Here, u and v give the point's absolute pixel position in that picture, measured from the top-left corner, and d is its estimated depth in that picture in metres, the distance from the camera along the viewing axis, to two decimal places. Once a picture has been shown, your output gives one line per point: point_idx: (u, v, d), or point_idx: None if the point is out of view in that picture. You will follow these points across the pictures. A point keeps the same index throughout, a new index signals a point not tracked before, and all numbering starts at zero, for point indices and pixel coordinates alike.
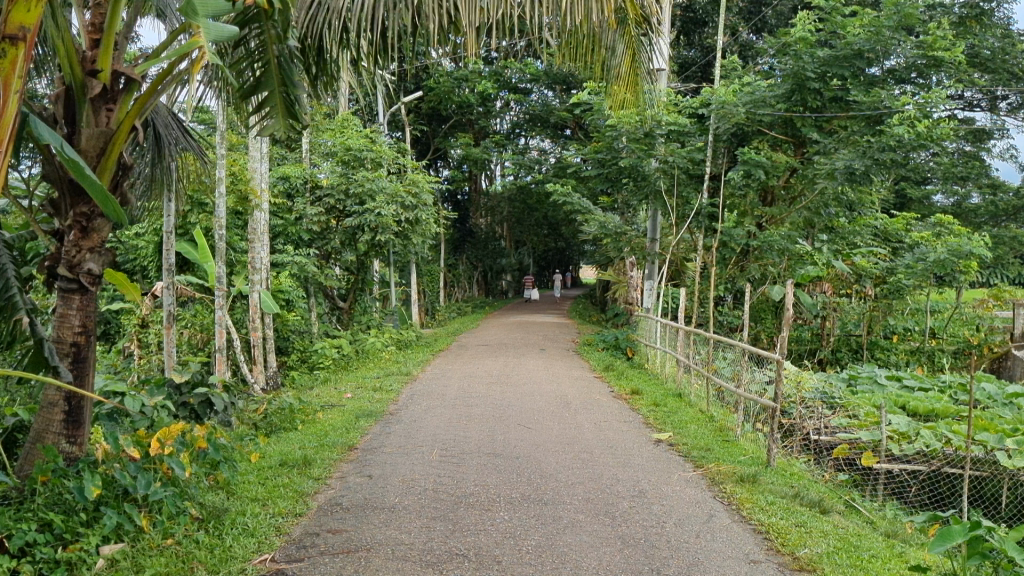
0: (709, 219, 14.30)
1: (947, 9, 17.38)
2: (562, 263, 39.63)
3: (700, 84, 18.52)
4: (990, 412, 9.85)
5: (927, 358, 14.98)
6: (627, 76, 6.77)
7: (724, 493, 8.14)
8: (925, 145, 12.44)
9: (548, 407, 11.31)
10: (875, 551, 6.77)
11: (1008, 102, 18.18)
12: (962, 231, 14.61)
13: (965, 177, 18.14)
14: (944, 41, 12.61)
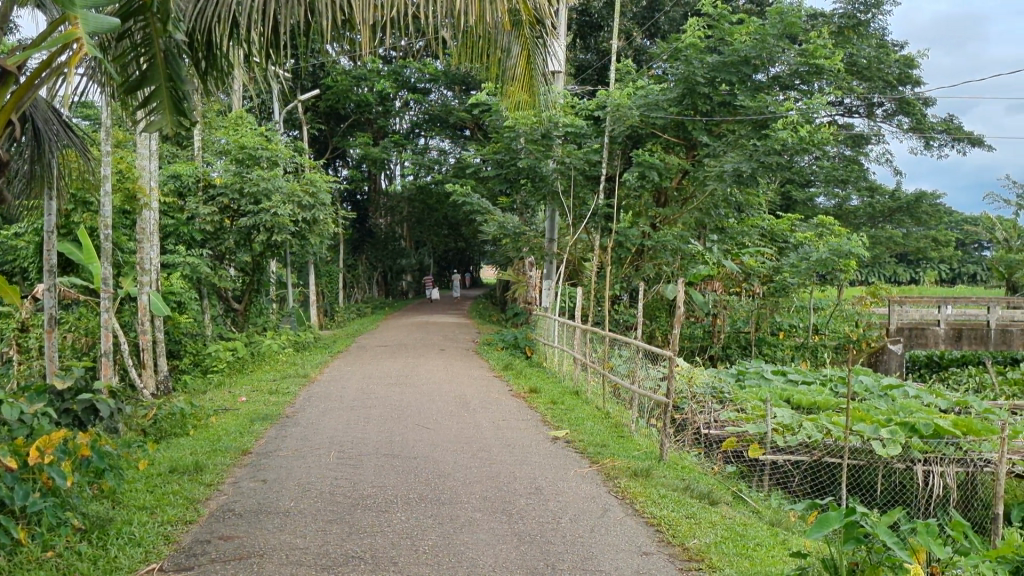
0: (605, 220, 14.57)
1: (827, 18, 18.19)
2: (462, 262, 39.74)
3: (596, 86, 18.85)
4: (867, 403, 10.36)
5: (810, 353, 15.62)
6: (522, 78, 6.91)
7: (618, 487, 8.33)
8: (808, 150, 13.01)
9: (447, 407, 11.32)
10: (759, 539, 7.04)
11: (884, 109, 19.15)
12: (842, 232, 15.32)
13: (845, 180, 19.00)
14: (824, 50, 13.30)
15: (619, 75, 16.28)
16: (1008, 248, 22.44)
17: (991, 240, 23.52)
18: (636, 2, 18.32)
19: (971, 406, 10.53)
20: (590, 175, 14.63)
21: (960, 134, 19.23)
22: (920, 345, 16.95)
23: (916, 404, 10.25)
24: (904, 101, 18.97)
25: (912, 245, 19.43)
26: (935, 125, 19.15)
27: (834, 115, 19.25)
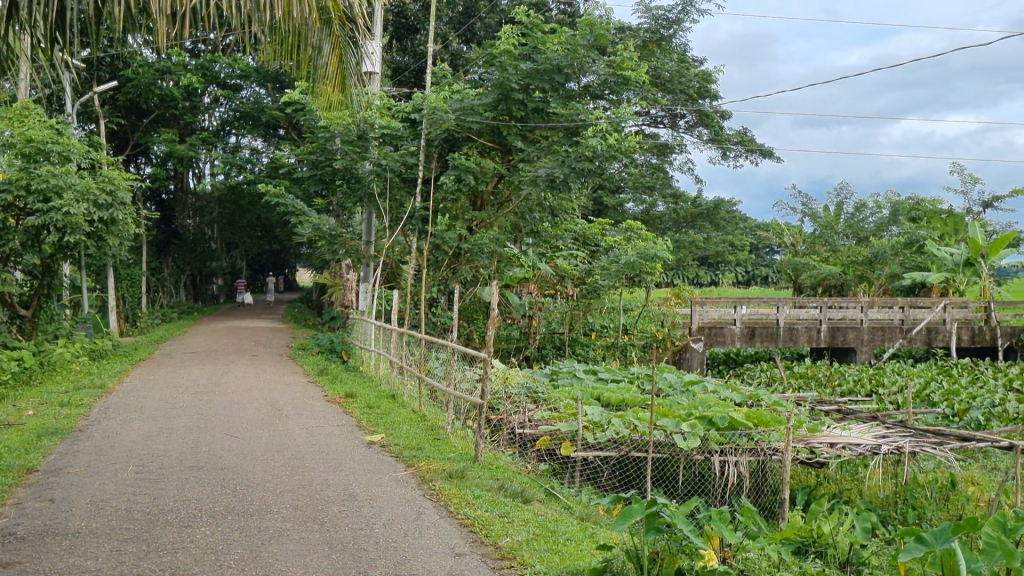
0: (422, 222, 14.55)
1: (633, 32, 19.02)
2: (277, 266, 38.54)
3: (412, 89, 18.82)
4: (670, 399, 10.89)
5: (620, 353, 16.25)
6: (333, 75, 7.16)
7: (433, 489, 8.32)
8: (616, 157, 13.58)
9: (258, 414, 10.92)
10: (570, 534, 7.25)
11: (686, 120, 20.28)
12: (648, 236, 16.08)
13: (651, 187, 19.91)
14: (630, 62, 13.94)
15: (435, 79, 16.32)
16: (795, 253, 24.28)
17: (780, 245, 25.37)
18: (452, 7, 18.44)
19: (762, 399, 11.30)
20: (407, 178, 14.58)
21: (753, 146, 20.62)
22: (719, 343, 18.10)
23: (714, 398, 10.89)
24: (703, 113, 20.15)
25: (711, 249, 20.63)
26: (731, 137, 20.45)
27: (641, 124, 20.15)
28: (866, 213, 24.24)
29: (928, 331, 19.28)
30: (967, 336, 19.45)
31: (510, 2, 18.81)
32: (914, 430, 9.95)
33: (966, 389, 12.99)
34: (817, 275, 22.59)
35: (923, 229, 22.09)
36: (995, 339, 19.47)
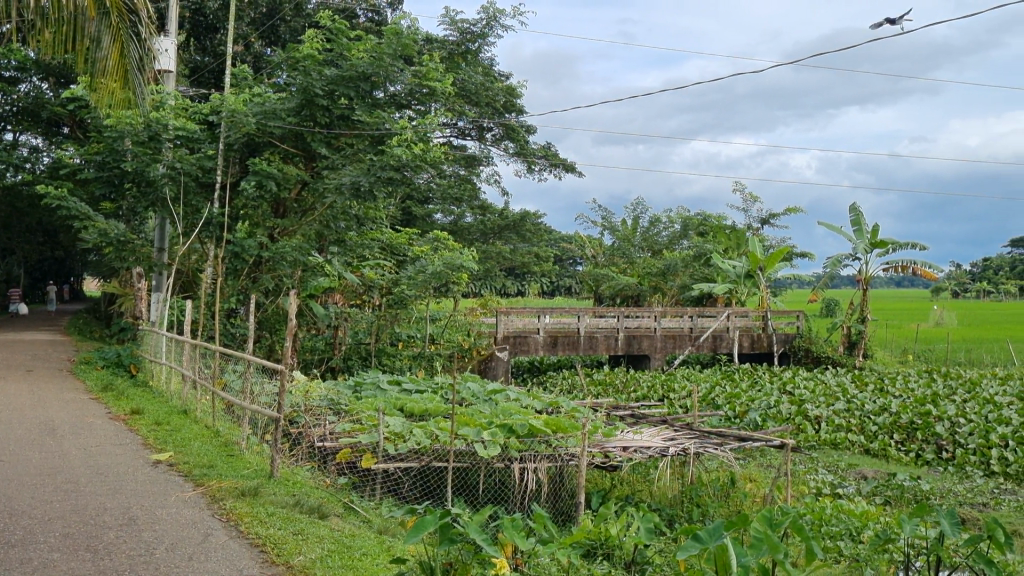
0: (220, 229, 13.94)
1: (440, 44, 19.18)
2: (58, 273, 35.68)
3: (210, 90, 18.06)
4: (472, 408, 10.97)
5: (426, 363, 16.16)
6: (114, 71, 6.74)
7: (223, 509, 7.93)
8: (422, 167, 13.58)
9: (28, 435, 10.03)
10: (365, 549, 7.12)
11: (493, 134, 20.64)
12: (456, 246, 16.22)
13: (459, 199, 20.10)
14: (436, 73, 14.06)
15: (235, 80, 15.74)
16: (595, 264, 25.22)
17: (582, 258, 26.26)
18: (255, 8, 17.90)
19: (561, 406, 11.62)
20: (204, 183, 13.93)
21: (556, 161, 21.28)
22: (523, 351, 18.45)
23: (515, 407, 11.07)
24: (510, 127, 20.58)
25: (517, 260, 21.06)
26: (536, 151, 21.00)
27: (448, 136, 20.32)
28: (660, 228, 25.47)
29: (714, 338, 20.55)
30: (747, 342, 20.87)
31: (316, 7, 18.46)
32: (699, 432, 10.55)
33: (745, 392, 13.95)
34: (616, 285, 23.58)
35: (710, 243, 23.59)
36: (772, 345, 21.02)
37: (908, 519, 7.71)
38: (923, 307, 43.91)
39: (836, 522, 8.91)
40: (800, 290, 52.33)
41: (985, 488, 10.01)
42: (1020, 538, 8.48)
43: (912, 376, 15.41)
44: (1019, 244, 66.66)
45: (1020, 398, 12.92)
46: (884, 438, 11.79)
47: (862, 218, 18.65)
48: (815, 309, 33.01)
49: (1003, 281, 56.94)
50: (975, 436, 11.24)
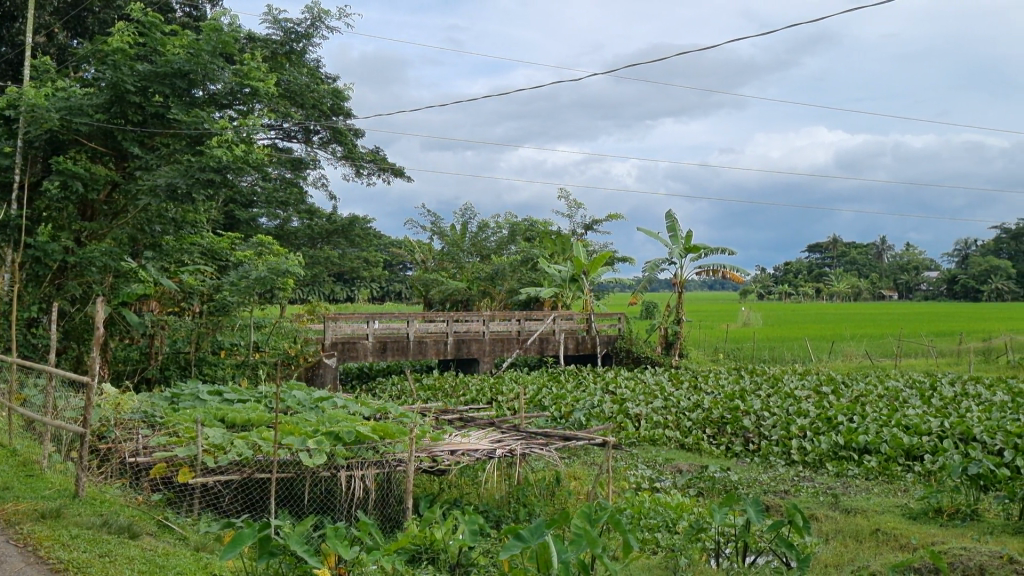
0: (18, 232, 12.93)
1: (263, 42, 18.65)
2: None
3: (8, 83, 16.75)
4: (298, 417, 10.68)
5: (250, 372, 15.60)
6: None
7: (19, 534, 7.35)
8: (244, 169, 13.13)
9: None
10: (180, 568, 6.79)
11: (320, 136, 20.26)
12: (281, 251, 15.80)
13: (285, 203, 19.61)
14: (259, 72, 13.66)
15: (36, 73, 14.66)
16: (425, 269, 25.20)
17: (412, 263, 26.22)
18: None
19: (389, 412, 11.53)
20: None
21: (385, 165, 21.13)
22: (352, 358, 18.28)
23: (342, 414, 10.88)
24: (337, 130, 20.26)
25: (346, 265, 20.75)
26: (364, 155, 20.78)
27: (272, 138, 19.75)
28: (488, 233, 25.79)
29: (541, 341, 20.93)
30: (572, 345, 21.39)
31: None
32: (525, 433, 10.74)
33: (570, 393, 14.36)
34: (445, 290, 23.67)
35: (537, 248, 24.14)
36: (596, 347, 21.66)
37: (718, 509, 8.17)
38: (732, 309, 46.75)
39: (654, 514, 9.30)
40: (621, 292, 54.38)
41: (786, 476, 10.77)
42: (816, 521, 9.18)
43: (723, 374, 16.36)
44: (816, 250, 72.22)
45: (817, 392, 13.99)
46: (698, 433, 12.44)
47: (677, 224, 19.62)
48: (636, 312, 34.41)
49: (803, 283, 61.49)
50: (777, 428, 12.08)
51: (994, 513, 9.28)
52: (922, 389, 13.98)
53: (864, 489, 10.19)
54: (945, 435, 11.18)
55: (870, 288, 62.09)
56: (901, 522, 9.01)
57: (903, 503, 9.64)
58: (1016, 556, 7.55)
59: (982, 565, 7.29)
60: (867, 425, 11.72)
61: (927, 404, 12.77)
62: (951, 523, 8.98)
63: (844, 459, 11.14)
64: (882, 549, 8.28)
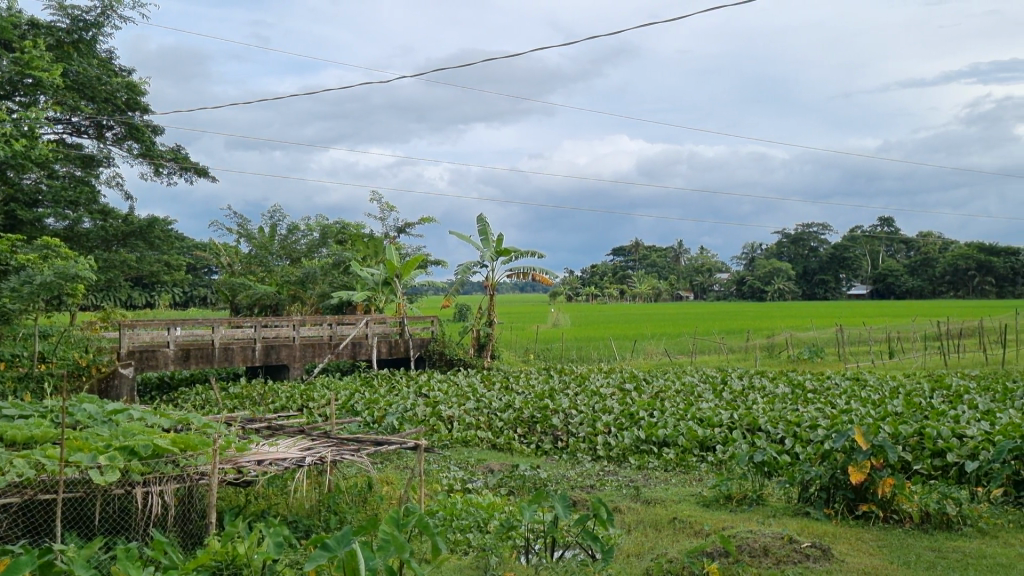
0: None
1: (48, 30, 17.33)
2: None
3: None
4: (87, 432, 9.96)
5: (36, 385, 14.51)
6: None
7: None
8: (25, 166, 12.14)
9: None
10: None
11: (114, 132, 19.05)
12: (70, 254, 14.71)
13: (74, 201, 18.24)
14: (42, 62, 12.69)
15: None
16: (231, 273, 24.24)
17: (217, 267, 25.19)
18: None
19: (191, 423, 10.98)
20: None
21: (186, 164, 20.14)
22: (151, 366, 17.17)
23: (138, 427, 10.25)
24: (133, 126, 19.13)
25: (145, 269, 19.60)
26: (163, 153, 19.71)
27: (59, 132, 18.36)
28: (298, 235, 25.14)
29: (353, 345, 20.63)
30: (385, 349, 21.11)
31: None
32: (336, 440, 10.51)
33: (383, 397, 14.26)
34: (253, 295, 22.88)
35: (348, 251, 23.80)
36: (409, 350, 21.55)
37: (527, 507, 8.33)
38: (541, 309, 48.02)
39: (466, 515, 9.37)
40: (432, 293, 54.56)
41: (593, 471, 11.18)
42: (620, 513, 9.57)
43: (532, 374, 16.79)
44: (620, 253, 75.56)
45: (620, 389, 14.63)
46: (509, 433, 12.67)
47: (488, 227, 19.93)
48: (449, 314, 34.67)
49: (607, 284, 64.11)
50: (584, 425, 12.52)
51: (777, 496, 10.04)
52: (714, 384, 14.94)
53: (663, 480, 10.76)
54: (734, 426, 12.01)
55: (668, 289, 65.65)
56: (696, 510, 9.57)
57: (698, 492, 10.24)
58: (795, 536, 8.21)
59: (767, 546, 7.86)
60: (666, 420, 12.38)
61: (718, 398, 13.66)
62: (739, 508, 9.64)
63: (645, 452, 11.70)
64: (679, 537, 8.74)
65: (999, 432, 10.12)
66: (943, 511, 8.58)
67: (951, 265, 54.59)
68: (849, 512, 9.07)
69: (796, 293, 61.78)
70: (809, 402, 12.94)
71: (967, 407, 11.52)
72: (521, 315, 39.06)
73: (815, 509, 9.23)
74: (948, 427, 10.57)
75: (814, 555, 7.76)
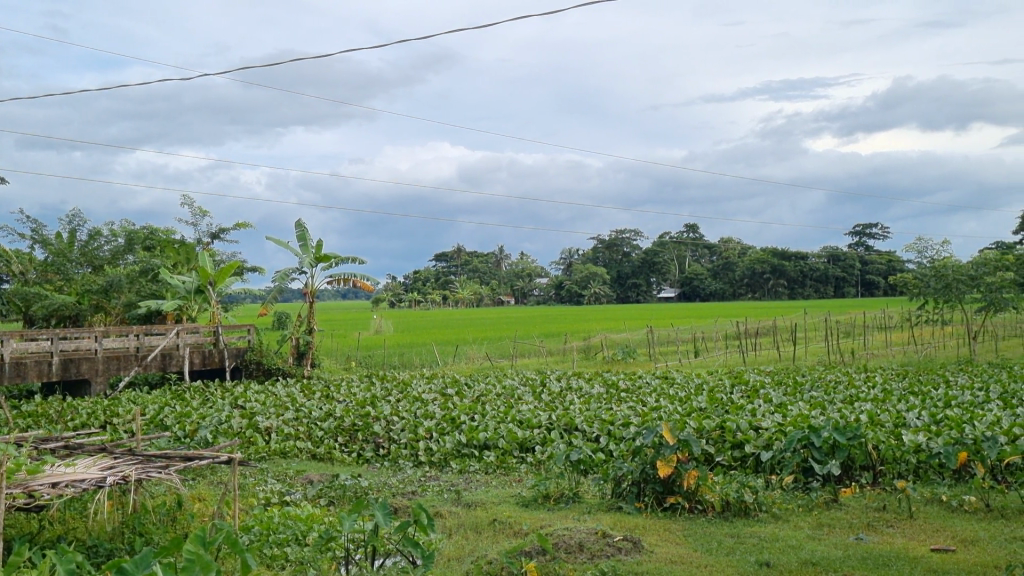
0: None
1: None
2: None
3: None
4: None
5: None
6: None
7: None
8: None
9: None
10: None
11: None
12: None
13: None
14: None
15: None
16: (24, 283, 22.40)
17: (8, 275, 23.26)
18: None
19: None
20: None
21: None
22: None
23: None
24: None
25: None
26: None
27: None
28: (100, 242, 23.66)
29: (163, 357, 19.59)
30: (198, 359, 20.24)
31: None
32: (141, 457, 9.89)
33: (195, 411, 13.66)
34: (50, 305, 21.29)
35: (157, 258, 22.58)
36: (224, 360, 20.65)
37: (347, 516, 8.16)
38: (360, 317, 47.34)
39: (284, 529, 9.08)
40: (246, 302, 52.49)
41: (414, 477, 11.15)
42: (441, 518, 9.60)
43: (354, 381, 16.54)
44: (442, 258, 75.90)
45: (442, 394, 14.70)
46: (329, 442, 12.44)
47: (306, 233, 19.50)
48: (266, 323, 33.69)
49: (430, 290, 64.11)
50: (406, 432, 12.51)
51: (592, 493, 10.37)
52: (533, 386, 15.28)
53: (484, 483, 10.88)
54: (552, 427, 12.34)
55: (489, 294, 66.51)
56: (516, 510, 9.73)
57: (516, 493, 10.42)
58: (608, 531, 8.53)
59: (582, 542, 8.10)
60: (486, 423, 12.55)
61: (537, 400, 13.98)
62: (557, 506, 9.87)
63: (466, 456, 11.80)
64: (499, 538, 8.87)
65: (790, 423, 10.92)
66: (742, 499, 9.15)
67: (749, 269, 58.64)
68: (658, 504, 9.49)
69: (611, 296, 64.30)
70: (622, 400, 13.50)
71: (762, 401, 12.39)
72: (339, 323, 38.35)
73: (626, 504, 9.59)
74: (746, 420, 11.31)
75: (625, 548, 8.10)
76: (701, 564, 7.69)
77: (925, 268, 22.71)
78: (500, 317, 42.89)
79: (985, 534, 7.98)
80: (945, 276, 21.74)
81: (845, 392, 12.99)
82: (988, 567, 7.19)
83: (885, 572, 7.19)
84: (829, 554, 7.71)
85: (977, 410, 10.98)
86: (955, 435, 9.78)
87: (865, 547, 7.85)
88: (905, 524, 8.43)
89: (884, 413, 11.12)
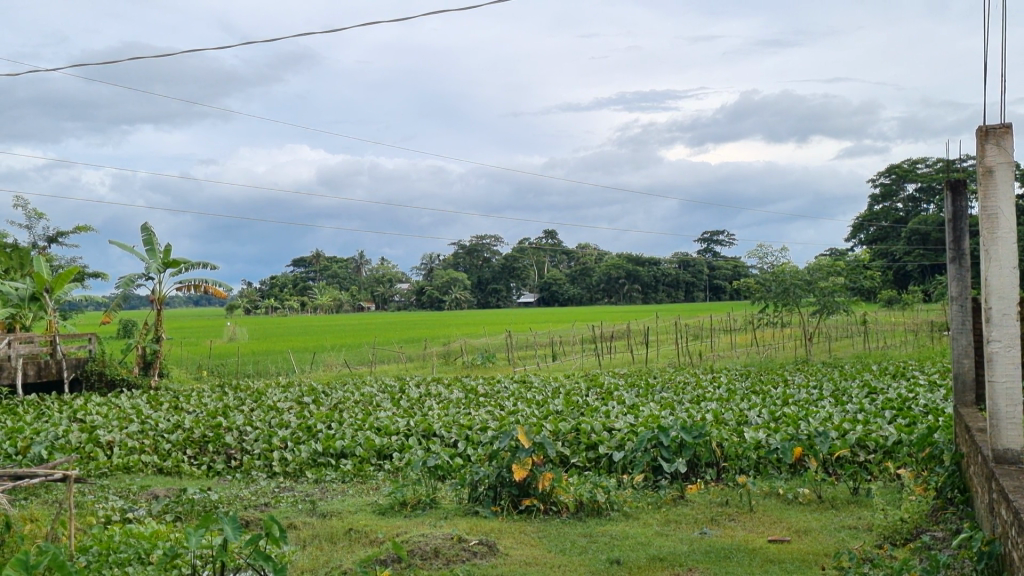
0: None
1: None
2: None
3: None
4: None
5: None
6: None
7: None
8: None
9: None
10: None
11: None
12: None
13: None
14: None
15: None
16: None
17: None
18: None
19: None
20: None
21: None
22: None
23: None
24: None
25: None
26: None
27: None
28: None
29: None
30: (33, 370, 19.00)
31: None
32: None
33: (28, 426, 12.86)
34: None
35: None
36: (61, 372, 19.45)
37: (193, 531, 7.78)
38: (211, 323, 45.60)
39: (125, 548, 8.52)
40: (88, 312, 49.66)
41: (268, 489, 10.83)
42: (294, 530, 9.34)
43: (205, 391, 15.99)
44: (300, 263, 74.12)
45: (299, 403, 14.37)
46: (176, 455, 11.94)
47: (154, 238, 18.68)
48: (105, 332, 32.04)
49: (288, 296, 62.46)
50: (259, 442, 12.18)
51: (449, 498, 10.33)
52: (392, 393, 15.16)
53: (340, 492, 10.68)
54: (409, 433, 12.28)
55: (349, 301, 65.44)
56: (372, 518, 9.58)
57: (373, 501, 10.25)
58: (463, 535, 8.52)
59: (437, 548, 8.04)
60: (343, 431, 12.38)
61: (396, 406, 13.88)
62: (413, 513, 9.75)
63: (322, 465, 11.55)
64: (355, 548, 8.69)
65: (641, 423, 11.29)
66: (594, 499, 9.38)
67: (605, 275, 60.47)
68: (513, 507, 9.50)
69: (471, 302, 64.62)
70: (481, 405, 13.61)
71: (616, 403, 12.74)
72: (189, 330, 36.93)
73: (483, 508, 9.54)
74: (600, 422, 11.62)
75: (480, 551, 8.12)
76: (554, 564, 7.80)
77: (765, 273, 23.90)
78: (355, 323, 42.14)
79: (817, 523, 8.46)
80: (784, 280, 22.99)
81: (692, 392, 13.56)
82: (820, 555, 7.61)
83: (725, 563, 7.51)
84: (675, 548, 7.98)
85: (812, 407, 11.65)
86: (791, 431, 10.34)
87: (707, 541, 8.16)
88: (744, 517, 8.81)
89: (728, 412, 11.64)
